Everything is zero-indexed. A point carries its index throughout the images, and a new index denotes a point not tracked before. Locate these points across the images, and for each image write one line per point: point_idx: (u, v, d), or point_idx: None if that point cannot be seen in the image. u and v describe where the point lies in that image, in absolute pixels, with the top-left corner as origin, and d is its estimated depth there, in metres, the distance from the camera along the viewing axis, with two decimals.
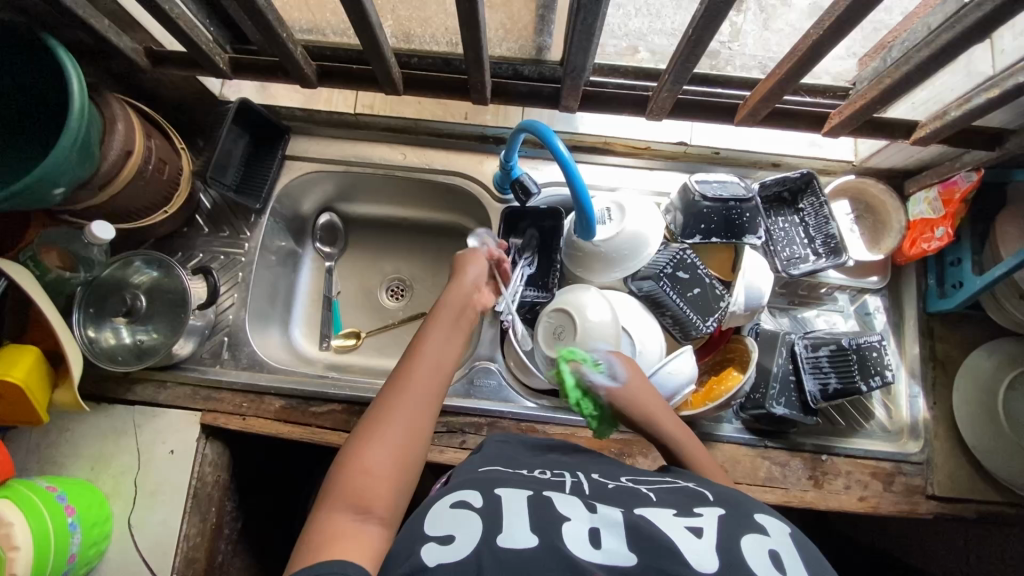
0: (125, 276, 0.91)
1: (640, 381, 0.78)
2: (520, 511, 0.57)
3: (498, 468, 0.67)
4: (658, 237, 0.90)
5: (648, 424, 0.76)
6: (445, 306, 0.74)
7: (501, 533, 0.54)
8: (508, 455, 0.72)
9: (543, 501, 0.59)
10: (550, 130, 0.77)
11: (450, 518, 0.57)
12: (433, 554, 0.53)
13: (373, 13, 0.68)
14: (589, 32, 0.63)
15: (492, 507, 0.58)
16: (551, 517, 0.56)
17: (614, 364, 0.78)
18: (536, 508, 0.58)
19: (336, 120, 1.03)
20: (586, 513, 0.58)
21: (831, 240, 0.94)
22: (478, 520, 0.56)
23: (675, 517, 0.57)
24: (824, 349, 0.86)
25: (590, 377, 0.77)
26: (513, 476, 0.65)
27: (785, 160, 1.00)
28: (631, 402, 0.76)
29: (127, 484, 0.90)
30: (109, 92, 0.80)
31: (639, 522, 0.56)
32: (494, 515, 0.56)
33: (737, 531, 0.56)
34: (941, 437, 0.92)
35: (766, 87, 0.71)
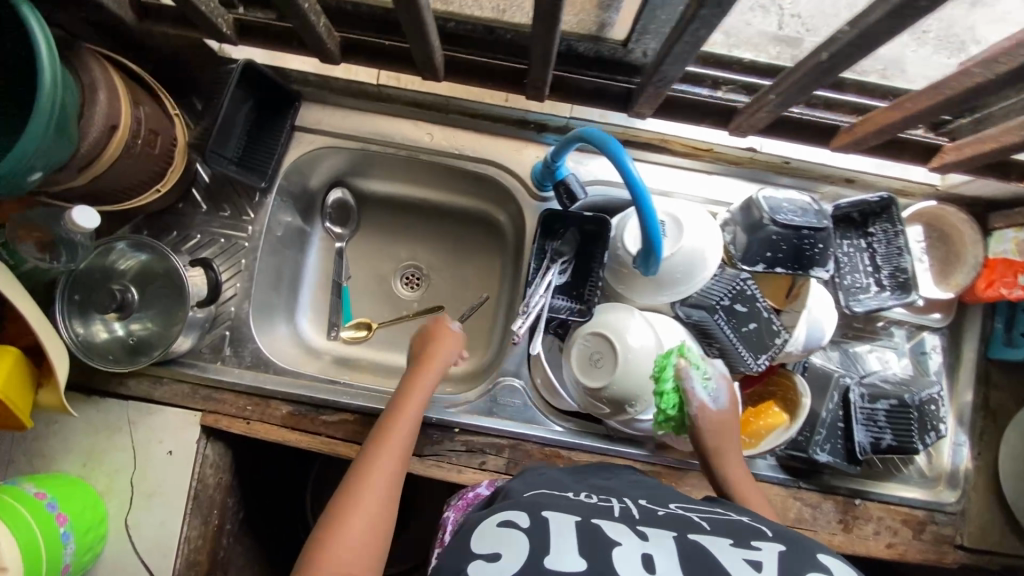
0: (108, 263, 0.80)
1: (729, 417, 0.75)
2: (570, 537, 0.53)
3: (544, 492, 0.63)
4: (717, 257, 0.80)
5: (716, 451, 0.74)
6: (419, 378, 0.78)
7: (548, 556, 0.50)
8: (553, 480, 0.68)
9: (591, 528, 0.54)
10: (621, 146, 0.65)
11: (497, 537, 0.54)
12: (478, 571, 0.50)
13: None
14: (696, 46, 0.57)
15: (541, 531, 0.54)
16: (601, 544, 0.52)
17: (719, 388, 0.75)
18: (584, 534, 0.53)
19: (355, 90, 0.89)
20: (637, 539, 0.54)
21: (900, 274, 0.86)
22: (525, 544, 0.52)
23: (732, 548, 0.53)
24: (882, 402, 0.80)
25: (692, 384, 0.73)
26: (562, 500, 0.60)
27: (861, 177, 0.89)
28: (710, 426, 0.74)
29: (122, 483, 0.84)
30: (84, 46, 0.66)
31: (692, 551, 0.52)
32: (543, 535, 0.53)
33: (799, 567, 0.51)
34: (979, 487, 0.88)
35: (885, 118, 0.68)
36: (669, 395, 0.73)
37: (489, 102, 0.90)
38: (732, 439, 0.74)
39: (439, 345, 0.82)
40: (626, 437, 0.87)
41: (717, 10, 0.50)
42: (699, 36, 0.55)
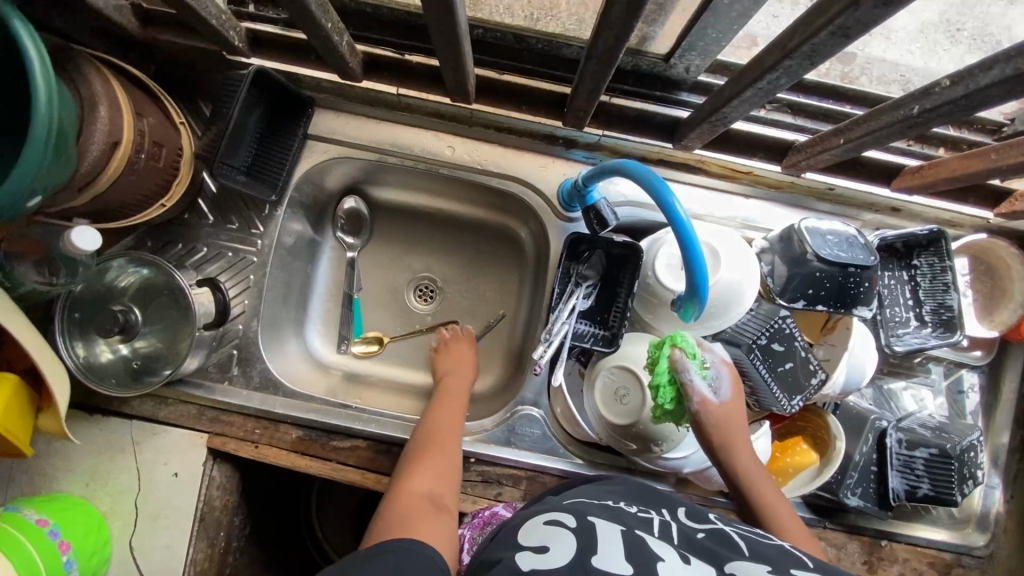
0: (108, 281, 0.75)
1: (733, 406, 0.73)
2: (616, 543, 0.51)
3: (586, 501, 0.62)
4: (755, 290, 0.76)
5: (725, 450, 0.71)
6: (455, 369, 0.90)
7: (595, 554, 0.49)
8: (593, 488, 0.67)
9: (635, 539, 0.53)
10: (668, 185, 0.59)
11: (543, 533, 0.53)
12: (526, 560, 0.49)
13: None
14: (772, 92, 0.54)
15: (588, 535, 0.52)
16: (645, 554, 0.50)
17: (718, 378, 0.72)
18: (627, 542, 0.52)
19: (373, 98, 0.83)
20: (679, 559, 0.51)
21: (943, 311, 0.82)
22: (570, 542, 0.51)
23: None
24: (921, 450, 0.76)
25: (690, 376, 0.70)
26: (604, 509, 0.59)
27: (908, 206, 0.84)
28: (717, 424, 0.71)
29: (126, 504, 0.82)
30: (81, 52, 0.61)
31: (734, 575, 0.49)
32: (590, 537, 0.52)
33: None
34: (1009, 530, 0.86)
35: (962, 164, 0.67)
36: (667, 388, 0.70)
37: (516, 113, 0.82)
38: (741, 431, 0.72)
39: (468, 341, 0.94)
40: (647, 471, 0.84)
41: (805, 63, 0.49)
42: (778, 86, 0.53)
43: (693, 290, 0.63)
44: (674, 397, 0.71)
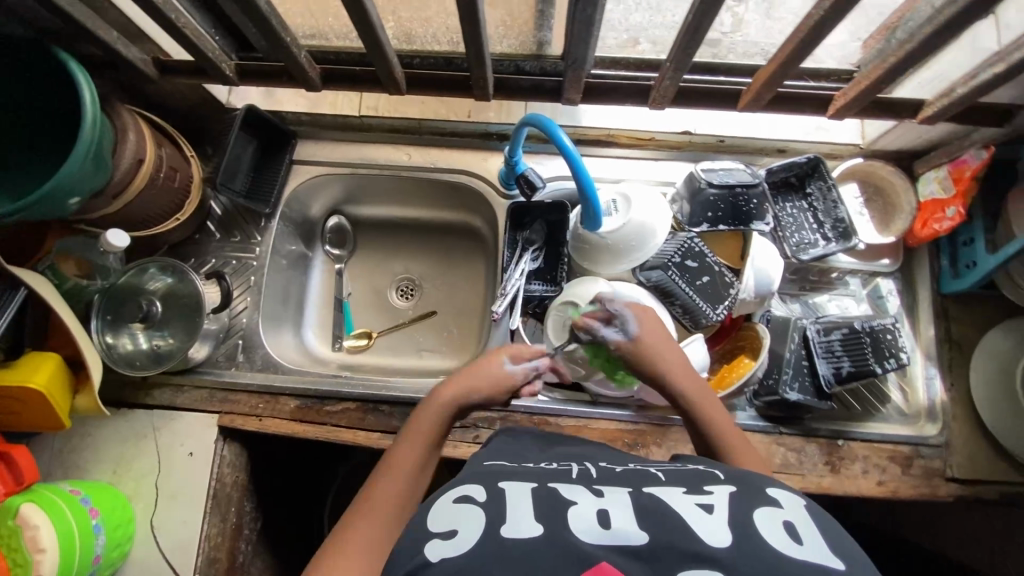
0: (141, 283, 0.92)
1: (654, 334, 0.79)
2: (525, 503, 0.52)
3: (503, 463, 0.64)
4: (665, 228, 0.90)
5: (672, 375, 0.77)
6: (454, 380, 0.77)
7: (505, 524, 0.49)
8: (512, 451, 0.69)
9: (546, 491, 0.54)
10: (554, 122, 0.77)
11: (453, 514, 0.52)
12: (436, 550, 0.49)
13: (376, 15, 0.68)
14: (589, 22, 0.63)
15: (499, 502, 0.53)
16: (557, 504, 0.51)
17: (627, 320, 0.80)
18: (537, 497, 0.53)
19: (341, 123, 1.06)
20: (592, 497, 0.53)
21: (841, 224, 0.93)
22: (486, 518, 0.50)
23: (685, 495, 0.53)
24: (836, 333, 0.87)
25: (598, 331, 0.80)
26: (518, 470, 0.60)
27: (792, 145, 0.99)
28: (639, 350, 0.78)
29: (148, 486, 0.92)
30: (121, 103, 0.82)
31: (648, 503, 0.52)
32: (499, 506, 0.52)
33: (749, 505, 0.51)
34: (960, 418, 0.90)
35: (767, 70, 0.72)
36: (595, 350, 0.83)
37: (453, 118, 1.04)
38: (667, 351, 0.78)
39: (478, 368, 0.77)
40: (610, 400, 0.93)
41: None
42: (589, 16, 0.63)
43: (585, 199, 0.82)
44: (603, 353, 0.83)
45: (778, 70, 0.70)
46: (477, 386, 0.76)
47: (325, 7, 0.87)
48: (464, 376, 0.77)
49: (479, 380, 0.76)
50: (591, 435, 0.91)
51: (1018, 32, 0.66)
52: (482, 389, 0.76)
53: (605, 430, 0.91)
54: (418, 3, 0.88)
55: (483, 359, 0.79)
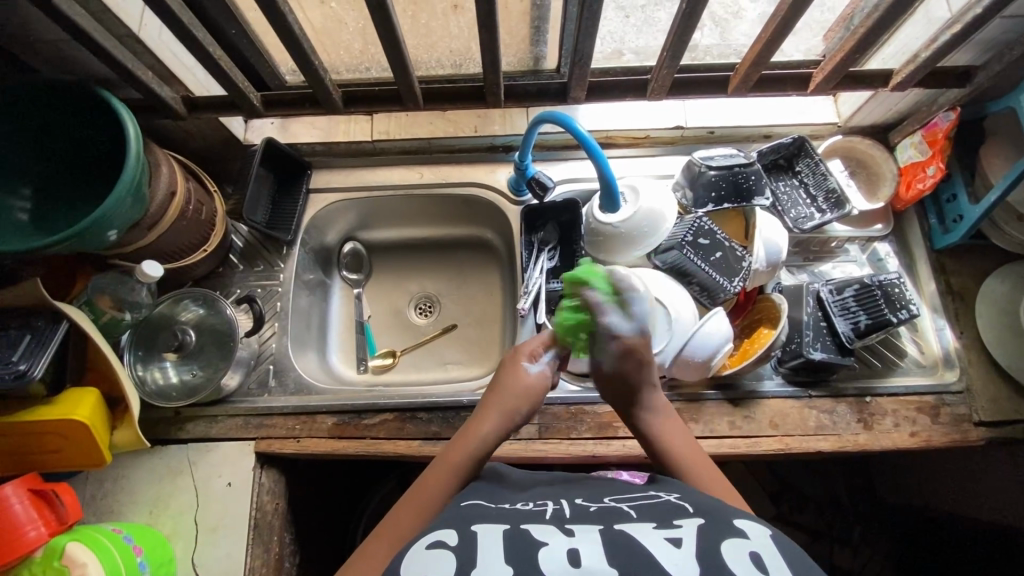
0: (173, 314, 0.94)
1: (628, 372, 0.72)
2: (499, 546, 0.51)
3: (481, 502, 0.60)
4: (674, 212, 0.96)
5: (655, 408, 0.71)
6: (487, 405, 0.70)
7: (475, 568, 0.49)
8: (493, 490, 0.63)
9: (518, 534, 0.53)
10: (568, 116, 0.83)
11: (425, 559, 0.51)
12: None
13: (400, 36, 0.73)
14: (595, 18, 0.70)
15: (471, 546, 0.52)
16: (527, 549, 0.50)
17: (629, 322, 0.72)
18: (509, 539, 0.52)
19: (353, 149, 1.11)
20: (562, 537, 0.53)
21: (833, 195, 0.99)
22: (455, 564, 0.49)
23: (654, 530, 0.53)
24: (849, 290, 0.91)
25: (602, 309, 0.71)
26: (493, 510, 0.58)
27: (775, 130, 1.07)
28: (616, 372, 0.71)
29: (186, 522, 0.90)
30: (158, 147, 0.86)
31: (617, 539, 0.52)
32: (471, 549, 0.51)
33: (716, 536, 0.52)
34: (975, 363, 0.94)
35: (753, 52, 0.79)
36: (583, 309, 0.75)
37: (460, 135, 1.10)
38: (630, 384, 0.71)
39: (511, 381, 0.71)
40: None
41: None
42: (595, 12, 0.70)
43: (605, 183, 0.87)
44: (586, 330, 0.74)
45: (761, 50, 0.77)
46: (513, 409, 0.69)
47: (340, 42, 0.95)
48: (498, 390, 0.71)
49: (515, 395, 0.70)
50: None
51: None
52: (518, 411, 0.70)
53: None
54: (424, 30, 0.96)
55: (509, 371, 0.72)
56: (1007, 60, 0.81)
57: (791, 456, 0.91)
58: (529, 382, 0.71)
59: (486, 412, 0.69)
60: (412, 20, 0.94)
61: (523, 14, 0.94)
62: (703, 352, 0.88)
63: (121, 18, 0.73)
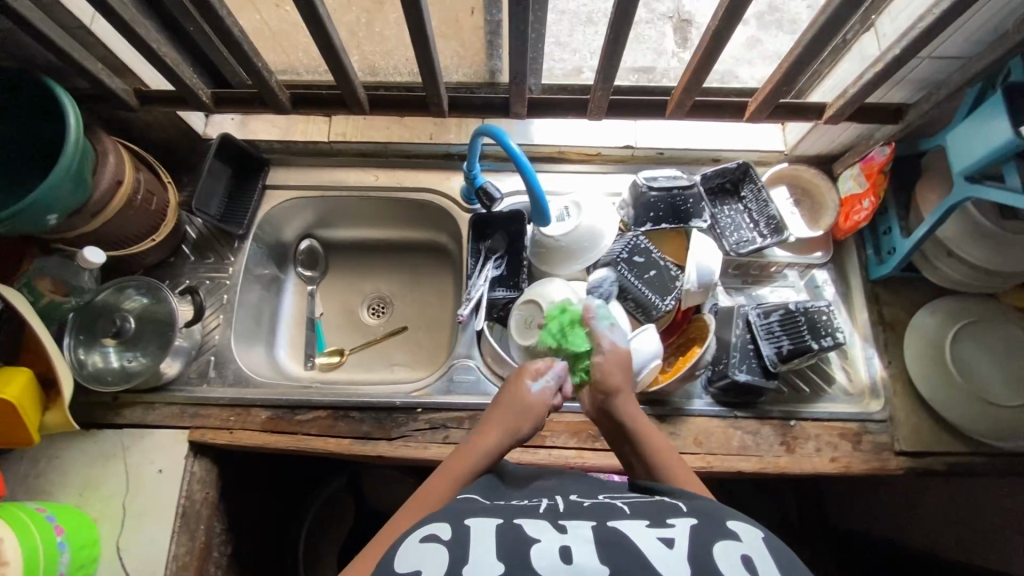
0: (117, 301, 0.96)
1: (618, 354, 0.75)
2: (491, 540, 0.51)
3: (475, 496, 0.60)
4: (613, 230, 0.98)
5: (624, 401, 0.73)
6: (491, 421, 0.71)
7: (467, 565, 0.48)
8: (492, 485, 0.64)
9: (511, 528, 0.53)
10: (502, 130, 0.86)
11: (417, 552, 0.51)
12: None
13: (339, 44, 0.76)
14: (524, 37, 0.72)
15: (463, 541, 0.52)
16: (520, 544, 0.50)
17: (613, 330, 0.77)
18: (503, 535, 0.52)
19: (311, 149, 1.13)
20: (555, 533, 0.52)
21: (773, 221, 1.01)
22: (446, 560, 0.49)
23: (647, 529, 0.53)
24: (775, 315, 0.93)
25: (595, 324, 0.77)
26: (489, 505, 0.59)
27: (724, 154, 1.09)
28: (609, 368, 0.74)
29: (115, 506, 0.91)
30: (105, 134, 0.88)
31: (610, 537, 0.51)
32: (463, 545, 0.51)
33: (708, 537, 0.51)
34: (901, 394, 0.96)
35: (686, 78, 0.81)
36: (571, 329, 0.79)
37: (416, 141, 1.12)
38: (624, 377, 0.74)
39: (516, 400, 0.72)
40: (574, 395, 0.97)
41: (522, 16, 0.69)
42: (523, 31, 0.72)
43: (536, 198, 0.89)
44: (584, 345, 0.77)
45: (690, 77, 0.80)
46: (517, 425, 0.71)
47: (297, 44, 0.97)
48: (504, 408, 0.72)
49: (518, 414, 0.71)
50: (556, 428, 0.95)
51: (892, 38, 0.77)
52: (520, 428, 0.71)
53: (568, 423, 0.95)
54: (379, 38, 0.98)
55: (511, 390, 0.73)
56: (934, 100, 0.83)
57: (712, 474, 0.92)
58: (535, 400, 0.72)
59: (492, 427, 0.71)
60: (366, 28, 0.97)
61: (477, 28, 0.96)
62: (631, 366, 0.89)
63: (70, 11, 0.76)
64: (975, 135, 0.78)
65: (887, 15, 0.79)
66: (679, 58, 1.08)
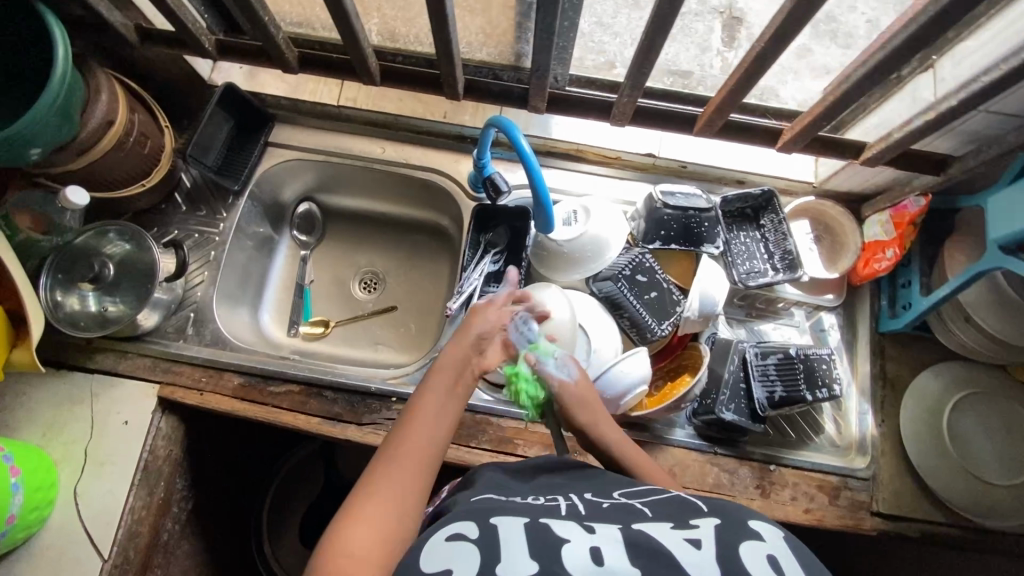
0: (97, 245, 0.93)
1: (580, 382, 0.76)
2: (520, 539, 0.49)
3: (490, 496, 0.58)
4: (620, 241, 0.93)
5: (593, 423, 0.73)
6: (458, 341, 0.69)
7: (500, 564, 0.47)
8: (501, 482, 0.63)
9: (539, 526, 0.52)
10: (513, 125, 0.81)
11: (446, 551, 0.49)
12: None
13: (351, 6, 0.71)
14: (551, 31, 0.67)
15: (492, 540, 0.50)
16: (551, 540, 0.49)
17: (563, 361, 0.76)
18: (531, 532, 0.51)
19: (319, 111, 1.08)
20: (583, 533, 0.51)
21: (789, 256, 0.96)
22: (477, 559, 0.48)
23: (672, 530, 0.52)
24: (773, 357, 0.89)
25: (549, 371, 0.74)
26: (509, 503, 0.57)
27: (749, 177, 1.03)
28: (574, 399, 0.74)
29: (77, 452, 0.90)
30: (99, 66, 0.83)
31: (637, 538, 0.51)
32: (492, 544, 0.49)
33: (734, 538, 0.51)
34: (888, 454, 0.93)
35: (719, 97, 0.75)
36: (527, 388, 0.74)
37: (429, 118, 1.07)
38: (595, 403, 0.75)
39: (482, 319, 0.70)
40: None
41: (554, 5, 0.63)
42: (551, 25, 0.67)
43: (539, 203, 0.84)
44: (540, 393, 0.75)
45: (726, 97, 0.74)
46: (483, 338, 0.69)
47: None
48: (468, 326, 0.70)
49: (482, 327, 0.70)
50: (530, 439, 0.92)
51: (951, 86, 0.71)
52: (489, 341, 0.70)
53: (542, 435, 0.92)
54: (403, 4, 0.92)
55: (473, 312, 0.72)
56: (984, 157, 0.77)
57: None
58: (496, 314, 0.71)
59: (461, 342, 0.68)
60: None
61: (506, 9, 0.91)
62: (615, 389, 0.86)
63: None
64: (1019, 203, 0.73)
65: (950, 57, 0.73)
66: (722, 58, 1.01)
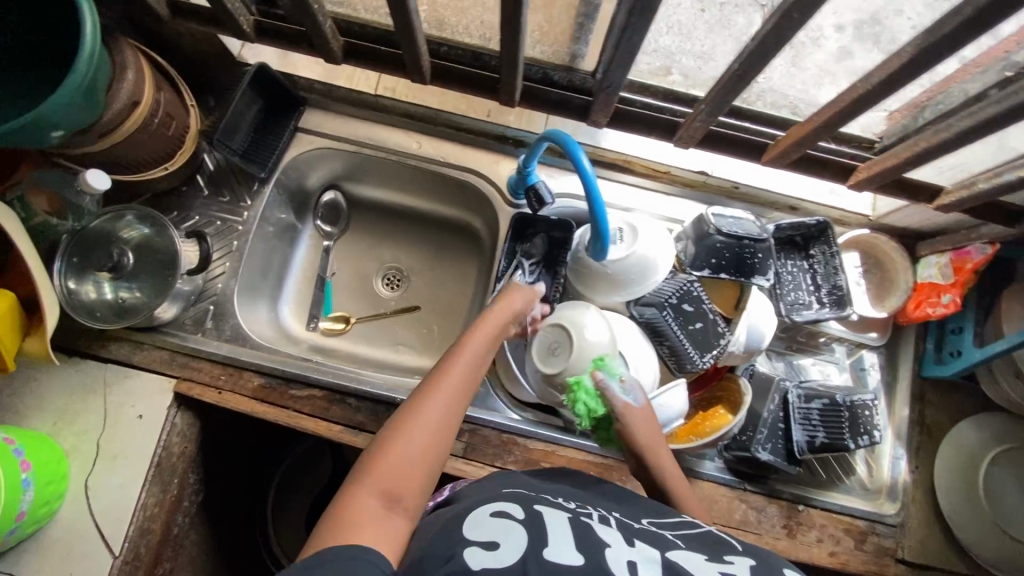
0: (114, 229, 0.88)
1: (647, 414, 0.75)
2: (566, 533, 0.51)
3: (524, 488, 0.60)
4: (669, 264, 0.87)
5: (651, 454, 0.73)
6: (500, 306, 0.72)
7: (546, 547, 0.49)
8: (527, 480, 0.64)
9: (581, 524, 0.53)
10: (575, 141, 0.75)
11: (492, 526, 0.51)
12: (476, 556, 0.48)
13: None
14: (633, 49, 0.63)
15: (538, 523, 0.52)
16: (594, 542, 0.50)
17: (629, 381, 0.76)
18: (577, 529, 0.52)
19: (354, 99, 1.02)
20: (624, 542, 0.52)
21: (837, 291, 0.91)
22: (523, 535, 0.50)
23: (707, 562, 0.52)
24: (816, 402, 0.87)
25: (612, 387, 0.75)
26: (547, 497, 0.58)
27: (803, 204, 0.98)
28: (636, 427, 0.74)
29: (88, 443, 0.87)
30: (124, 38, 0.76)
31: (675, 562, 0.51)
32: (539, 526, 0.51)
33: None
34: (918, 501, 0.91)
35: (800, 131, 0.72)
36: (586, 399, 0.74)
37: (472, 115, 1.02)
38: (657, 436, 0.74)
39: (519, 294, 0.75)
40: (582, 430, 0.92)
41: (643, 21, 0.58)
42: (634, 43, 0.62)
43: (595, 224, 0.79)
44: (601, 408, 0.75)
45: (812, 129, 0.70)
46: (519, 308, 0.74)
47: None
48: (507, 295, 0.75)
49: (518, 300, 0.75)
50: (556, 462, 0.89)
51: None
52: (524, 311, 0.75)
53: (569, 458, 0.90)
54: None
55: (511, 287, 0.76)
56: None
57: None
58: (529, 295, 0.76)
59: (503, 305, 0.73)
60: None
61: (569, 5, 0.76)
62: None
63: None
64: None
65: None
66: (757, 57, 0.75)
